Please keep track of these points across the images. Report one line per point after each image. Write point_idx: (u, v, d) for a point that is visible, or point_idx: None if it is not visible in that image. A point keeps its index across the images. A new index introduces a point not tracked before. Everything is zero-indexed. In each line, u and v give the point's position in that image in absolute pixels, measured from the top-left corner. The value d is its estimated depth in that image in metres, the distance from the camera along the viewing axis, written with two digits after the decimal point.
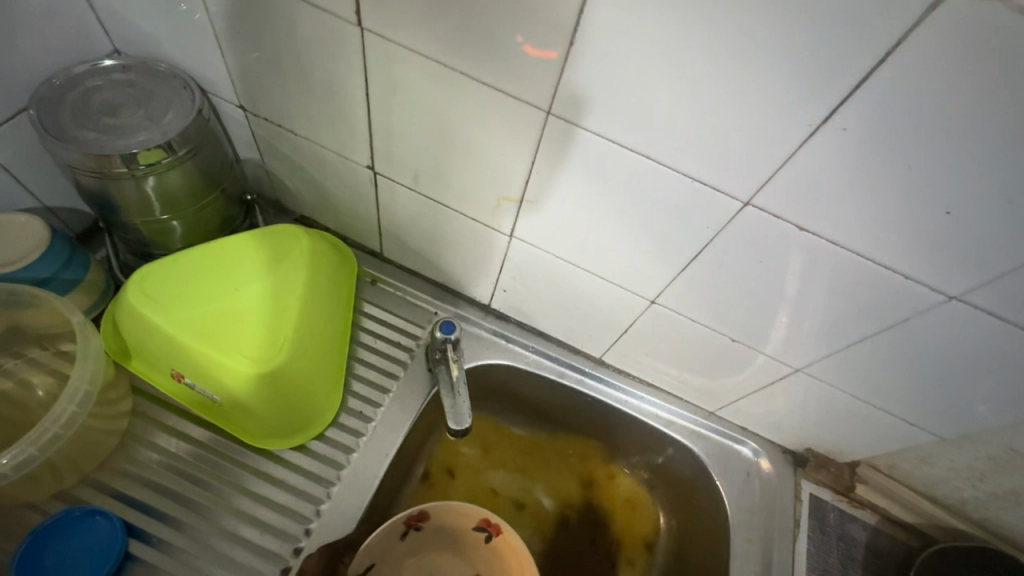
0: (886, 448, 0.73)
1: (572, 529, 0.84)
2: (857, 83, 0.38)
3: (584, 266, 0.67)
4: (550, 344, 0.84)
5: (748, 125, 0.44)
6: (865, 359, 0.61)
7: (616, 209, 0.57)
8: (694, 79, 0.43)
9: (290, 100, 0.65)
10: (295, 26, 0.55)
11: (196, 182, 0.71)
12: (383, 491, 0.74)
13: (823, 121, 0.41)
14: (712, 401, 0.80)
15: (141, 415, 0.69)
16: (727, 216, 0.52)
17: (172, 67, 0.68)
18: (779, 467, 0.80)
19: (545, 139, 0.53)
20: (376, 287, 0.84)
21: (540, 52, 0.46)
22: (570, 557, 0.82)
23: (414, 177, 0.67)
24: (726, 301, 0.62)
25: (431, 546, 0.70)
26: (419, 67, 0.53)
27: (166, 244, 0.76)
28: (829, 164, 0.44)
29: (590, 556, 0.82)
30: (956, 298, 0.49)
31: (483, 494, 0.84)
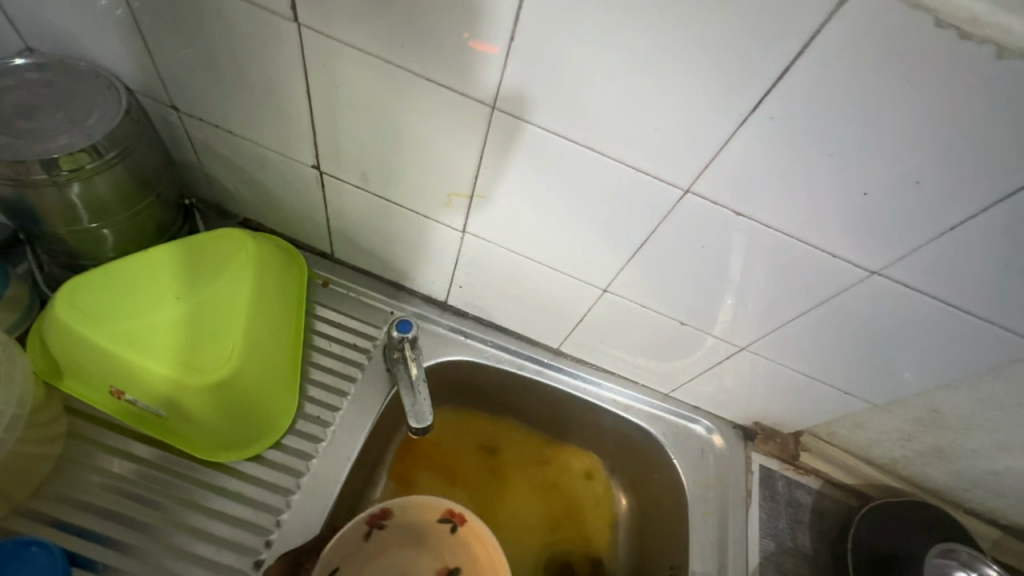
0: (825, 417, 0.78)
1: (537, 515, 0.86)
2: (782, 74, 0.40)
3: (537, 259, 0.68)
4: (508, 338, 0.85)
5: (685, 115, 0.45)
6: (802, 335, 0.65)
7: (565, 201, 0.58)
8: (633, 72, 0.44)
9: (226, 99, 0.63)
10: (228, 22, 0.53)
11: (126, 188, 0.67)
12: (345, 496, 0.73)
13: (752, 112, 0.44)
14: (666, 383, 0.83)
15: (79, 436, 0.65)
16: (669, 204, 0.54)
17: (93, 65, 0.63)
18: (730, 441, 0.84)
19: (492, 133, 0.53)
20: (329, 289, 0.83)
21: (483, 49, 0.46)
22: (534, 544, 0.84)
23: (362, 176, 0.66)
24: (673, 286, 0.65)
25: (397, 549, 0.70)
26: (360, 63, 0.52)
27: (97, 255, 0.71)
28: (759, 152, 0.46)
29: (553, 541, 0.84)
30: (877, 273, 0.53)
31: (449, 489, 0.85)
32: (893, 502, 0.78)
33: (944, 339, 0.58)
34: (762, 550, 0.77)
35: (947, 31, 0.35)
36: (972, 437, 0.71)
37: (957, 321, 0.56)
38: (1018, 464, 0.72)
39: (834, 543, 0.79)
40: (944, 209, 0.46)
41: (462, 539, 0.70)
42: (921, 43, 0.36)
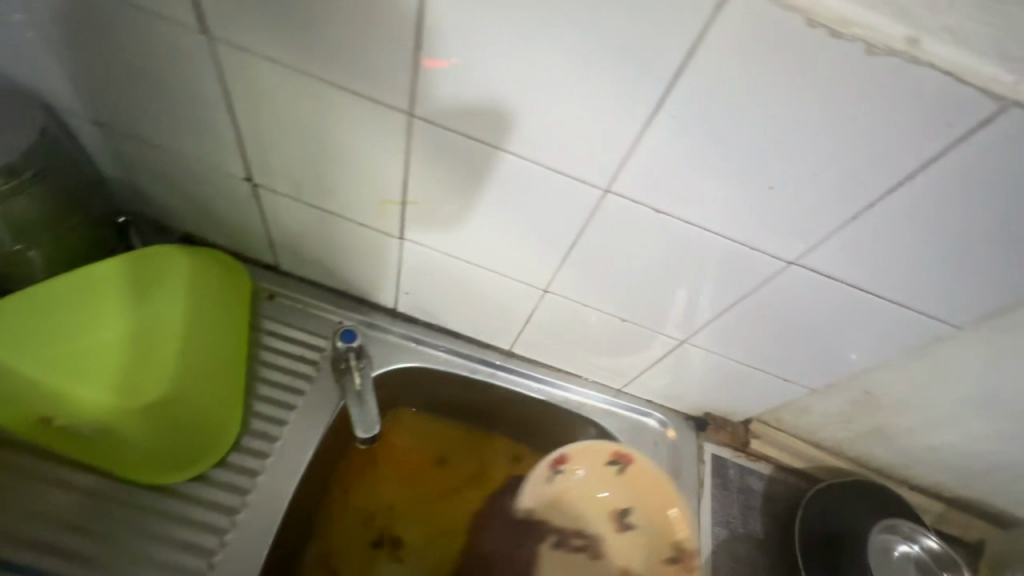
0: (770, 404, 0.80)
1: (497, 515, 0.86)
2: (679, 73, 0.41)
3: (477, 262, 0.68)
4: (460, 342, 0.85)
5: (595, 115, 0.46)
6: (738, 326, 0.66)
7: (495, 205, 0.58)
8: (540, 76, 0.44)
9: (147, 113, 0.61)
10: (137, 36, 0.52)
11: (49, 207, 0.65)
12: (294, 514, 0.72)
13: (656, 111, 0.44)
14: (618, 379, 0.84)
15: (8, 467, 0.62)
16: (593, 204, 0.55)
17: (5, 82, 0.61)
18: (682, 433, 0.86)
19: (414, 140, 0.53)
20: (275, 302, 0.81)
21: (392, 56, 0.46)
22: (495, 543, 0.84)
23: (295, 186, 0.65)
24: (610, 284, 0.65)
25: (564, 502, 0.80)
26: (273, 73, 0.51)
27: (25, 278, 0.69)
28: (671, 150, 0.47)
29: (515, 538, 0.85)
30: (794, 264, 0.55)
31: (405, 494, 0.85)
32: (846, 482, 0.81)
33: (868, 324, 0.60)
34: (715, 538, 0.78)
35: (820, 30, 0.36)
36: (905, 416, 0.73)
37: (876, 306, 0.58)
38: (951, 439, 0.74)
39: (783, 523, 0.82)
40: (847, 200, 0.47)
41: (634, 478, 0.78)
42: (802, 39, 0.37)
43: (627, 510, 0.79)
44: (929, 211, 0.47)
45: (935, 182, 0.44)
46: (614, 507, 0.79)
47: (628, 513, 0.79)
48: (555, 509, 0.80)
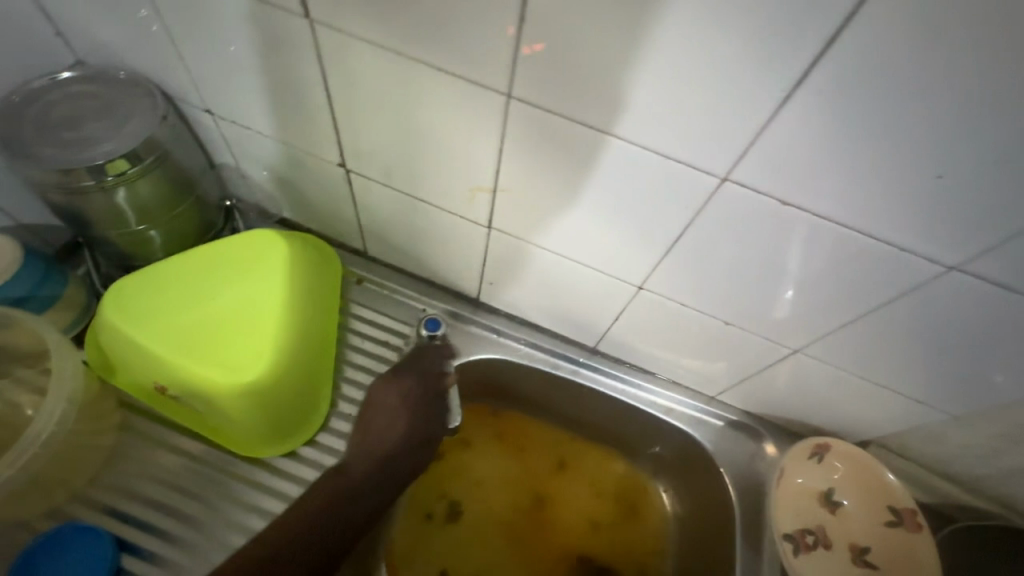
0: (894, 427, 0.70)
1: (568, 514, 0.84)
2: (830, 42, 0.35)
3: (566, 254, 0.64)
4: (542, 336, 0.81)
5: (718, 91, 0.40)
6: (866, 337, 0.58)
7: (591, 194, 0.54)
8: (657, 47, 0.39)
9: (252, 102, 0.63)
10: (245, 24, 0.53)
11: (168, 191, 0.69)
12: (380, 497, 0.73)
13: (798, 86, 0.38)
14: (712, 385, 0.78)
15: (130, 429, 0.68)
16: (706, 193, 0.49)
17: (132, 74, 0.66)
18: (784, 450, 0.77)
19: (511, 123, 0.50)
20: (363, 287, 0.83)
21: (494, 32, 0.43)
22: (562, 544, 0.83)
23: (386, 173, 0.64)
24: (712, 283, 0.59)
25: (813, 513, 0.70)
26: (369, 56, 0.50)
27: (147, 256, 0.75)
28: (812, 133, 0.40)
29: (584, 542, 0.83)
30: (954, 269, 0.46)
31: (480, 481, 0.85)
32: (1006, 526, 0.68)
33: None
34: None
35: None
36: None
37: None
38: None
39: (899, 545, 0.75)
40: None
41: (833, 469, 0.71)
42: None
43: (830, 489, 0.71)
44: None
45: None
46: (822, 497, 0.71)
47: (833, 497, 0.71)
48: (808, 522, 0.70)
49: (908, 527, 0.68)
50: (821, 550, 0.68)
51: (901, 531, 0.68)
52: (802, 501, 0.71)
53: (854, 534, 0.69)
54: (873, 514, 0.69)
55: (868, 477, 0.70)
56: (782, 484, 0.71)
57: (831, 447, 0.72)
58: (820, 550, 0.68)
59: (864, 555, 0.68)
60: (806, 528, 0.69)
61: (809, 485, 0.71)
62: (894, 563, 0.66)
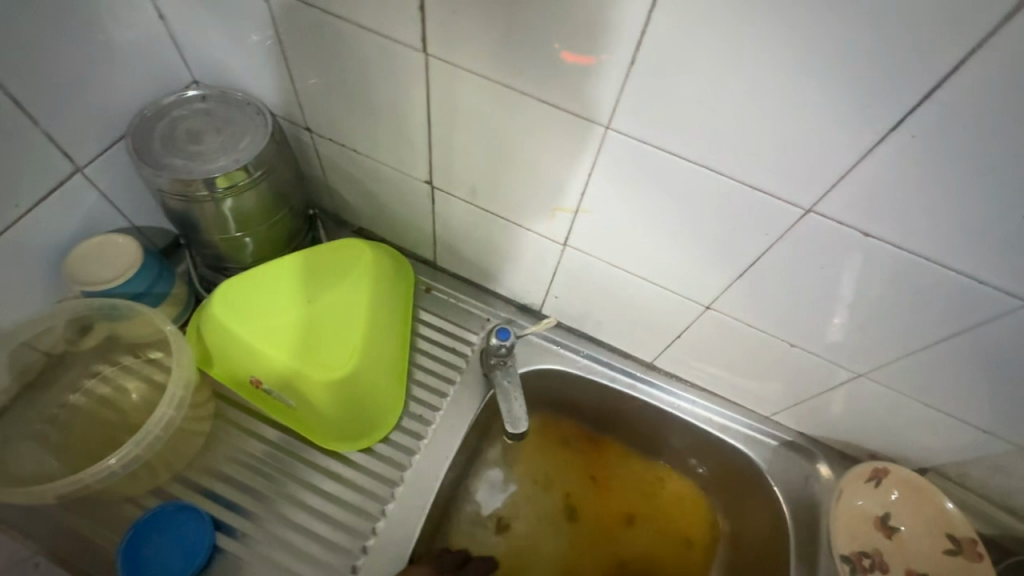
0: (954, 455, 0.70)
1: (623, 521, 0.87)
2: (931, 91, 0.39)
3: (637, 273, 0.68)
4: (601, 350, 0.85)
5: (811, 130, 0.44)
6: (933, 364, 0.60)
7: (673, 218, 0.58)
8: (761, 90, 0.43)
9: (353, 122, 0.69)
10: (363, 54, 0.59)
11: (267, 201, 0.76)
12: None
13: (894, 130, 0.42)
14: (767, 405, 0.79)
15: (223, 418, 0.74)
16: (789, 222, 0.52)
17: (245, 94, 0.73)
18: (838, 473, 0.78)
19: (605, 151, 0.55)
20: (431, 295, 0.88)
21: (603, 70, 0.47)
22: (618, 550, 0.85)
23: (471, 190, 0.69)
24: (780, 305, 0.62)
25: (870, 536, 0.71)
26: (477, 87, 0.55)
27: (239, 259, 0.81)
28: (900, 171, 0.44)
29: (638, 550, 0.85)
30: None
31: (542, 484, 0.88)
32: None
33: None
34: None
35: None
36: None
37: None
38: None
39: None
40: None
41: (890, 494, 0.72)
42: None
43: (886, 513, 0.72)
44: None
45: None
46: (879, 521, 0.72)
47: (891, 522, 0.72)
48: (864, 544, 0.71)
49: (967, 556, 0.68)
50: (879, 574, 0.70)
51: (959, 559, 0.68)
52: (860, 524, 0.72)
53: (911, 560, 0.70)
54: (933, 541, 0.70)
55: (928, 505, 0.71)
56: (841, 507, 0.72)
57: (889, 472, 0.72)
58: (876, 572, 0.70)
59: None
60: (863, 551, 0.71)
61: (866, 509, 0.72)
62: None
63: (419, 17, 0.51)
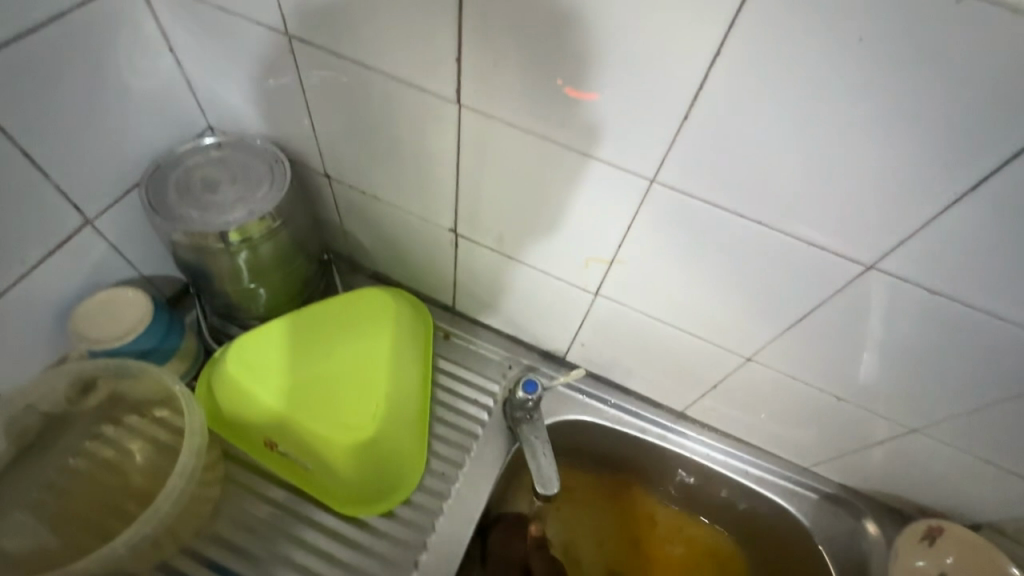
0: (1014, 513, 0.66)
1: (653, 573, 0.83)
2: (1018, 151, 0.36)
3: (675, 324, 0.65)
4: (629, 399, 0.81)
5: (877, 185, 0.42)
6: (996, 420, 0.56)
7: (717, 270, 0.55)
8: (825, 144, 0.41)
9: (376, 169, 0.67)
10: (391, 103, 0.57)
11: (283, 250, 0.73)
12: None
13: (973, 188, 0.39)
14: (807, 457, 0.76)
15: (233, 480, 0.69)
16: (846, 277, 0.50)
17: (263, 141, 0.70)
18: (886, 530, 0.74)
19: (647, 204, 0.52)
20: (450, 342, 0.84)
21: (653, 123, 0.45)
22: None
23: (498, 238, 0.66)
24: (828, 358, 0.59)
25: None
26: (513, 138, 0.53)
27: (251, 309, 0.78)
28: (974, 228, 0.42)
29: None
30: None
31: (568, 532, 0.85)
32: None
33: None
34: None
35: None
36: None
37: None
38: None
39: None
40: None
41: (947, 554, 0.68)
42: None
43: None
44: None
45: None
46: None
47: None
48: None
49: None
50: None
51: None
52: None
53: None
54: None
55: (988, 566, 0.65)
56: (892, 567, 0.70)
57: (945, 530, 0.69)
58: None
59: None
60: None
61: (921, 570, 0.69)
62: None
63: (456, 67, 0.49)
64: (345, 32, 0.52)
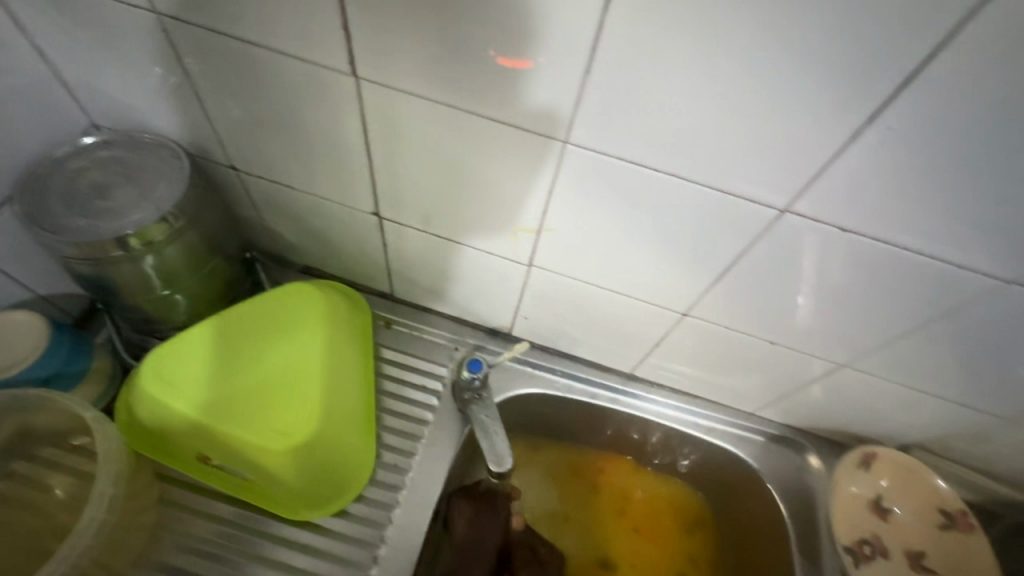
0: (940, 431, 0.70)
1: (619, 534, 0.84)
2: (906, 80, 0.37)
3: (610, 287, 0.65)
4: (578, 366, 0.81)
5: (783, 128, 0.42)
6: (915, 347, 0.59)
7: (642, 229, 0.55)
8: (728, 90, 0.40)
9: (284, 156, 0.62)
10: (285, 81, 0.53)
11: (195, 252, 0.67)
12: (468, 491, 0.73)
13: (869, 123, 0.40)
14: (751, 402, 0.78)
15: (170, 501, 0.65)
16: (763, 223, 0.50)
17: (155, 135, 0.64)
18: (827, 461, 0.77)
19: (564, 167, 0.51)
20: (391, 330, 0.81)
21: (553, 75, 0.43)
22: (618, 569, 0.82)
23: (423, 218, 0.64)
24: (758, 305, 0.61)
25: (872, 521, 0.71)
26: (420, 109, 0.50)
27: (170, 319, 0.72)
28: (875, 164, 0.42)
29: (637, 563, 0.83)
30: (1014, 282, 0.49)
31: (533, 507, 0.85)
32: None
33: None
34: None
35: None
36: None
37: None
38: None
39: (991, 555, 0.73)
40: None
41: (883, 477, 0.73)
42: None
43: (879, 497, 0.72)
44: None
45: None
46: (877, 506, 0.72)
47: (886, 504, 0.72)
48: (867, 529, 0.71)
49: (959, 528, 0.69)
50: (881, 560, 0.69)
51: (953, 533, 0.69)
52: (858, 510, 0.72)
53: (913, 540, 0.70)
54: (931, 517, 0.70)
55: (915, 480, 0.72)
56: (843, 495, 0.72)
57: (878, 455, 0.73)
58: (878, 557, 0.70)
59: (919, 555, 0.69)
60: (863, 538, 0.70)
61: (861, 498, 0.73)
62: (951, 564, 0.68)
63: (344, 36, 0.46)
64: (218, 6, 0.47)
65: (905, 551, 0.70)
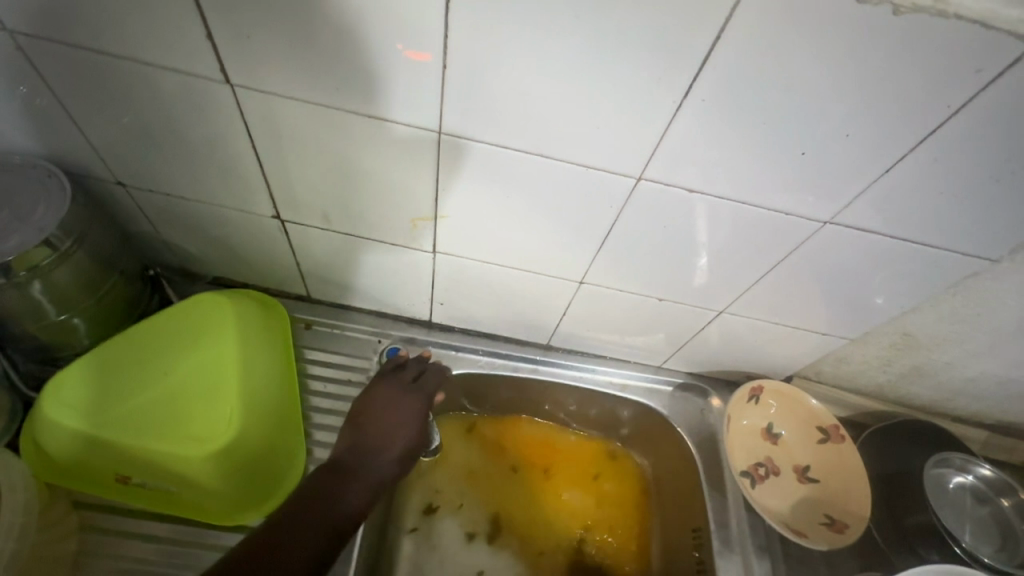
0: (811, 359, 0.81)
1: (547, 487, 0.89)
2: (706, 58, 0.43)
3: (511, 264, 0.69)
4: (498, 343, 0.86)
5: (623, 107, 0.47)
6: (775, 290, 0.68)
7: (524, 207, 0.60)
8: (570, 73, 0.45)
9: (172, 168, 0.62)
10: (158, 92, 0.53)
11: (88, 273, 0.66)
12: (386, 423, 0.66)
13: (686, 97, 0.46)
14: (656, 357, 0.86)
15: (92, 527, 0.64)
16: (626, 191, 0.56)
17: (27, 157, 0.62)
18: (725, 400, 0.87)
19: (443, 154, 0.54)
20: (312, 331, 0.82)
21: (407, 64, 0.46)
22: (550, 518, 0.86)
23: (323, 217, 0.65)
24: (640, 266, 0.67)
25: (764, 445, 0.82)
26: (297, 111, 0.52)
27: (73, 345, 0.70)
28: (700, 131, 0.48)
29: (568, 511, 0.87)
30: (830, 222, 0.56)
31: (463, 475, 0.87)
32: (904, 420, 0.83)
33: (903, 269, 0.61)
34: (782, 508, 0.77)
35: None
36: (944, 351, 0.75)
37: (909, 251, 0.59)
38: (989, 368, 0.77)
39: (874, 458, 0.81)
40: (876, 156, 0.49)
41: (769, 407, 0.84)
42: (838, 6, 0.38)
43: (770, 424, 0.83)
44: (965, 150, 0.47)
45: (966, 123, 0.45)
46: (770, 433, 0.83)
47: (776, 430, 0.83)
48: (760, 452, 0.81)
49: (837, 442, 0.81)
50: (773, 478, 0.80)
51: (831, 446, 0.80)
52: (753, 437, 0.83)
53: (800, 458, 0.81)
54: (812, 435, 0.82)
55: (795, 405, 0.83)
56: (737, 425, 0.82)
57: (765, 388, 0.84)
58: (770, 476, 0.80)
59: (804, 469, 0.80)
60: (757, 461, 0.81)
61: (753, 429, 0.83)
62: (831, 472, 0.79)
63: (210, 44, 0.47)
64: (75, 21, 0.47)
65: (794, 469, 0.81)
